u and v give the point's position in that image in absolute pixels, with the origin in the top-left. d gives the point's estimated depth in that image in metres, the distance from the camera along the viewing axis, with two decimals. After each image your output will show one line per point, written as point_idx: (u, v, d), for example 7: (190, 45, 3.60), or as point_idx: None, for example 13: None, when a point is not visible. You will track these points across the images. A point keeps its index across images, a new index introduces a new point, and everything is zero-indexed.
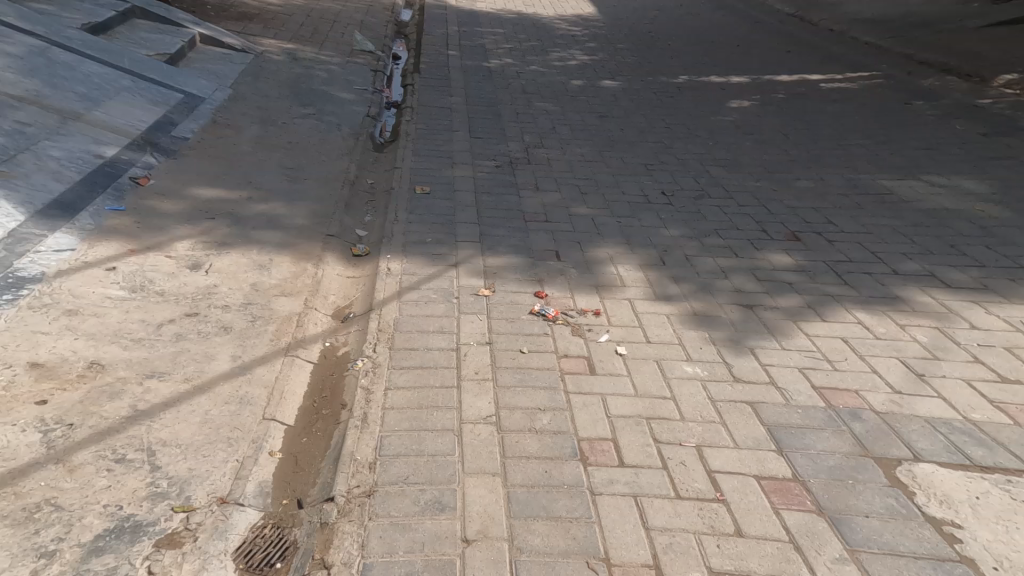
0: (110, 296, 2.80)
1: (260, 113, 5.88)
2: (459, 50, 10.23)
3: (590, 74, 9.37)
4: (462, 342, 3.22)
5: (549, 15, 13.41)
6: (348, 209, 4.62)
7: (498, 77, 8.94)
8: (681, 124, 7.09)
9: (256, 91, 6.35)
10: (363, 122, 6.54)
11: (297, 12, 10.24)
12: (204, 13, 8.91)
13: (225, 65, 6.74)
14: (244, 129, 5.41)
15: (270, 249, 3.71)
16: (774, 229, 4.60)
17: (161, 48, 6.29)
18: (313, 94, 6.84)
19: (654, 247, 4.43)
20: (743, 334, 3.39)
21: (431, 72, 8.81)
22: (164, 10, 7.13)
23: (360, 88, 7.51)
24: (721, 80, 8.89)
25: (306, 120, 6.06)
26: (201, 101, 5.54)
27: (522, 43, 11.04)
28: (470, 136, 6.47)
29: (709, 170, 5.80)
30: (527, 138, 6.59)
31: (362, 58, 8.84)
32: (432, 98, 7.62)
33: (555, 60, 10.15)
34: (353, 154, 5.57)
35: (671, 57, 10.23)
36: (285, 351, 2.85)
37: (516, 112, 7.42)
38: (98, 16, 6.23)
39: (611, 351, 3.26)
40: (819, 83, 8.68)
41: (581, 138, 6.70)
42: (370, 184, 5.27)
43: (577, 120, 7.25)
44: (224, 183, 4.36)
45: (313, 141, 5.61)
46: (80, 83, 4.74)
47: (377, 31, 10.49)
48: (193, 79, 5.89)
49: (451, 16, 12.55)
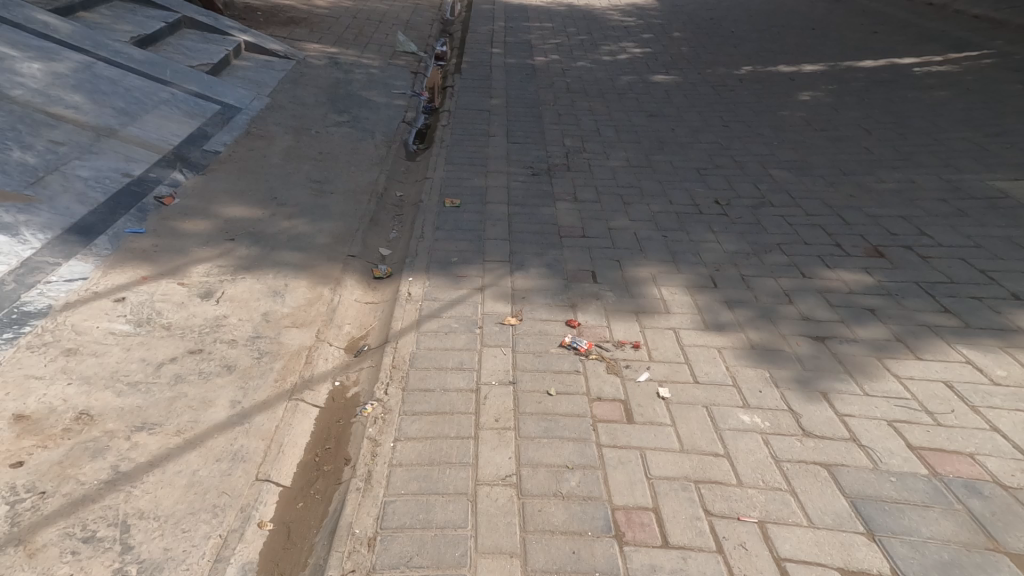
0: (113, 331, 2.70)
1: (295, 121, 5.76)
2: (502, 47, 9.88)
3: (641, 68, 8.79)
4: (482, 382, 2.89)
5: (598, 6, 12.81)
6: (373, 227, 4.42)
7: (542, 75, 8.54)
8: (740, 122, 6.46)
9: (293, 98, 6.25)
10: (398, 128, 6.31)
11: (342, 15, 10.17)
12: (252, 19, 8.95)
13: (266, 72, 6.67)
14: (277, 138, 5.26)
15: (288, 274, 3.54)
16: (850, 243, 3.99)
17: (204, 57, 6.27)
18: (350, 99, 6.68)
19: (703, 265, 3.90)
20: (813, 374, 2.80)
21: (473, 73, 8.52)
22: (211, 19, 7.15)
23: (398, 92, 7.31)
24: (788, 69, 8.10)
25: (340, 128, 5.89)
26: (238, 112, 5.40)
27: (569, 37, 10.55)
28: (508, 141, 6.13)
29: (772, 174, 5.20)
30: (568, 141, 6.18)
31: (404, 60, 8.66)
32: (471, 100, 7.32)
33: (603, 54, 9.64)
34: (384, 165, 5.37)
35: (731, 46, 9.46)
36: (289, 394, 2.67)
37: (558, 113, 7.02)
38: (146, 26, 6.27)
39: (651, 394, 2.76)
40: (903, 70, 7.74)
41: (627, 140, 6.22)
42: (399, 196, 5.06)
43: (624, 121, 6.76)
44: (251, 198, 4.20)
45: (345, 151, 5.44)
46: (121, 98, 4.70)
47: (420, 31, 10.30)
48: (232, 88, 5.81)
49: (496, 12, 12.19)
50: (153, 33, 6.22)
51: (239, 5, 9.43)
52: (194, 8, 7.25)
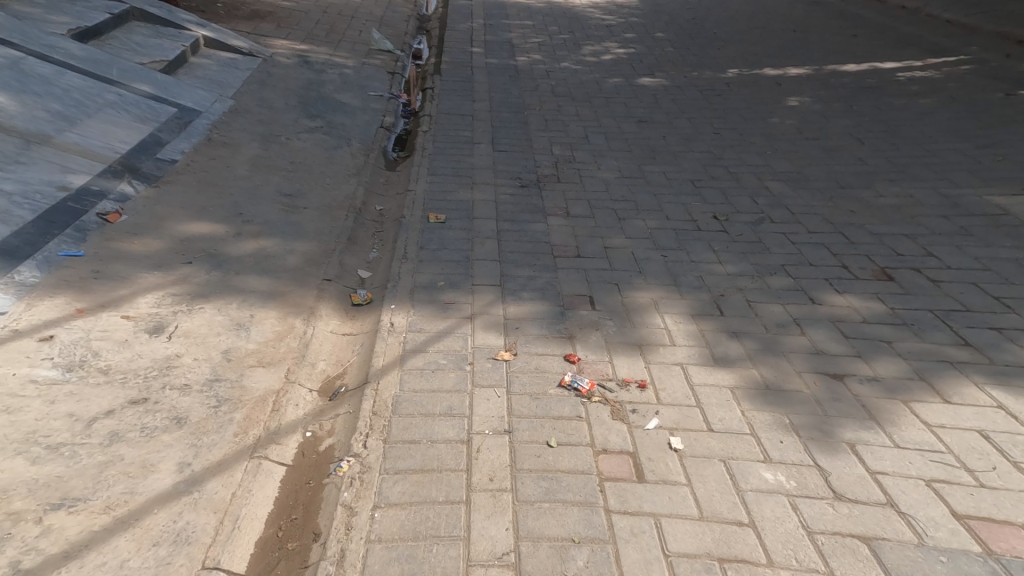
0: (34, 380, 2.31)
1: (262, 127, 5.37)
2: (484, 46, 9.55)
3: (626, 71, 8.56)
4: (473, 431, 2.58)
5: (581, 4, 12.54)
6: (351, 246, 4.08)
7: (525, 77, 8.24)
8: (732, 129, 6.25)
9: (260, 101, 5.84)
10: (376, 134, 5.95)
11: (313, 10, 9.70)
12: (214, 13, 8.42)
13: (229, 71, 6.24)
14: (242, 146, 4.88)
15: (253, 302, 3.16)
16: (857, 264, 3.78)
17: (159, 54, 5.82)
18: (323, 102, 6.29)
19: (706, 289, 3.64)
20: (831, 420, 2.57)
21: (453, 73, 8.17)
22: (165, 11, 6.67)
23: (375, 94, 6.93)
24: (777, 74, 7.95)
25: (313, 134, 5.52)
26: (196, 115, 5.03)
27: (552, 36, 10.26)
28: (493, 149, 5.83)
29: (769, 186, 4.98)
30: (556, 149, 5.90)
31: (380, 59, 8.27)
32: (453, 103, 6.99)
33: (587, 55, 9.37)
34: (361, 176, 5.02)
35: (717, 49, 9.29)
36: (250, 451, 2.32)
37: (545, 118, 6.73)
38: (92, 20, 5.76)
39: (662, 444, 2.51)
40: (890, 75, 7.67)
41: (618, 148, 5.96)
42: (379, 210, 4.73)
43: (613, 127, 6.50)
44: (212, 214, 3.81)
45: (318, 161, 5.07)
46: (58, 100, 4.27)
47: (397, 27, 9.89)
48: (190, 89, 5.39)
49: (476, 8, 11.83)
50: (99, 27, 5.71)
51: None
52: (146, 0, 6.74)
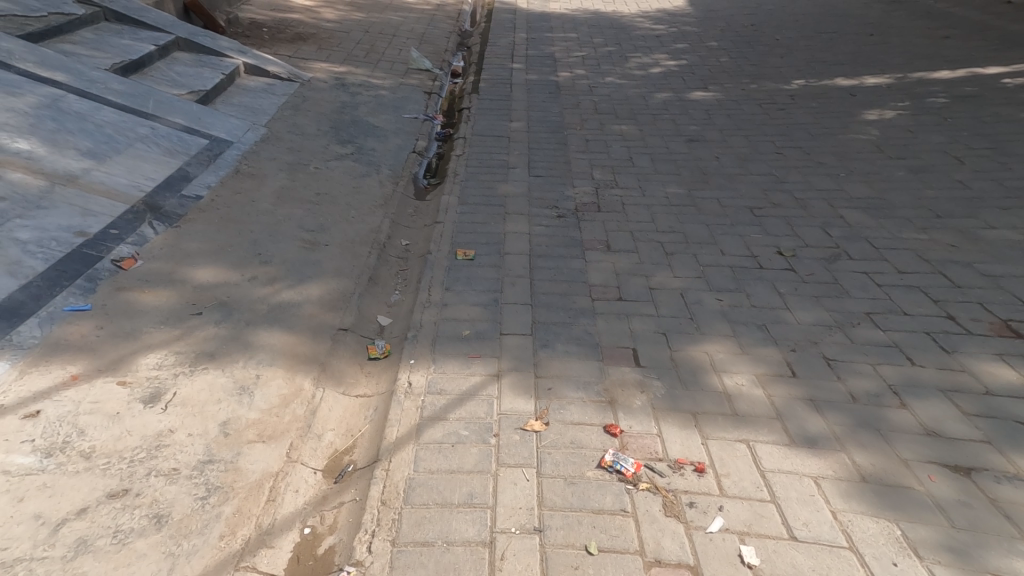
0: (9, 470, 2.09)
1: (292, 155, 5.20)
2: (524, 61, 9.25)
3: (675, 84, 8.05)
4: (497, 529, 2.18)
5: (626, 13, 12.08)
6: (372, 287, 3.81)
7: (567, 94, 7.87)
8: (797, 148, 5.73)
9: (292, 128, 5.70)
10: (407, 159, 5.71)
11: (353, 30, 9.66)
12: (256, 37, 8.46)
13: (264, 98, 6.16)
14: (269, 177, 4.70)
15: (261, 359, 2.90)
16: (966, 316, 3.17)
17: (196, 84, 5.78)
18: (356, 126, 6.11)
19: (774, 340, 3.11)
20: (976, 541, 2.08)
21: (492, 91, 7.89)
22: (209, 39, 6.70)
23: (409, 116, 6.72)
24: (844, 84, 7.27)
25: (342, 161, 5.32)
26: (228, 146, 4.91)
27: (596, 49, 9.85)
28: (530, 174, 5.48)
29: (843, 215, 4.41)
30: (598, 173, 5.51)
31: (418, 78, 8.08)
32: (490, 124, 6.70)
33: (634, 67, 8.92)
34: (389, 207, 4.76)
35: (775, 58, 8.65)
36: (236, 559, 2.03)
37: (585, 138, 6.33)
38: (134, 51, 5.78)
39: (732, 556, 2.07)
40: (992, 83, 6.89)
41: (666, 172, 5.50)
42: (405, 244, 4.45)
43: (660, 147, 6.05)
44: (228, 257, 3.61)
45: (346, 190, 4.84)
46: (89, 137, 4.19)
47: (436, 45, 9.72)
48: (224, 118, 5.30)
49: (518, 22, 11.56)
50: (140, 58, 5.71)
51: (244, 21, 8.94)
52: (188, 27, 6.76)
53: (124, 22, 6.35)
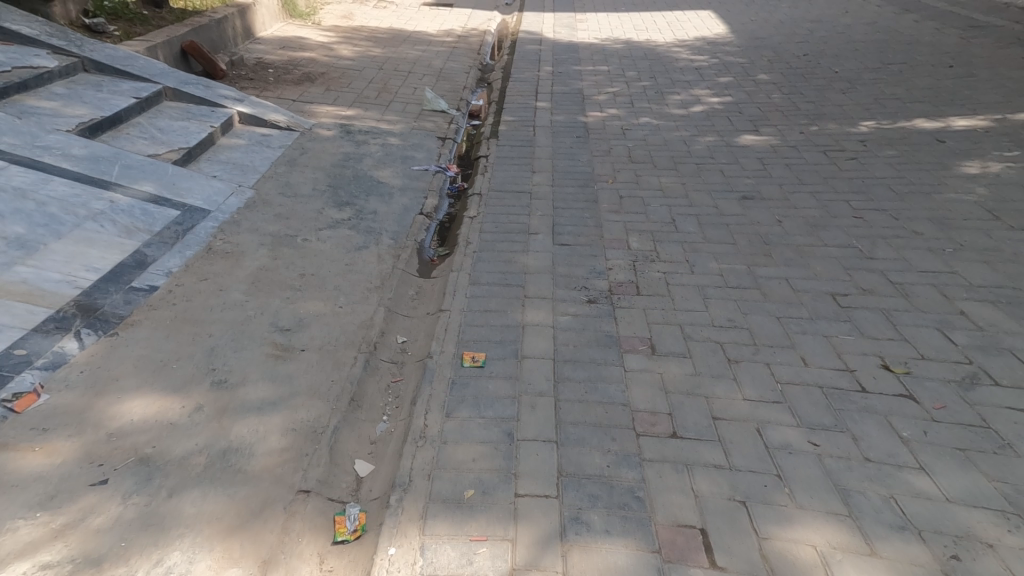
0: None
1: (279, 226, 4.63)
2: (549, 98, 8.56)
3: (721, 126, 7.31)
4: None
5: (661, 43, 11.32)
6: (354, 412, 3.04)
7: (596, 137, 7.10)
8: (879, 210, 4.98)
9: (282, 189, 5.16)
10: (413, 222, 5.03)
11: (368, 68, 9.16)
12: (262, 79, 8.00)
13: (256, 152, 5.66)
14: (246, 256, 4.14)
15: (173, 565, 2.15)
16: None
17: (179, 140, 5.25)
18: (357, 183, 5.51)
19: (916, 533, 2.23)
20: None
21: (513, 135, 7.17)
22: (202, 87, 6.23)
23: (419, 168, 6.05)
24: (922, 136, 6.41)
25: (336, 231, 4.72)
26: (202, 217, 4.38)
27: (629, 84, 9.08)
28: (553, 243, 4.82)
29: (965, 310, 3.52)
30: (635, 241, 4.82)
31: (433, 121, 7.44)
32: (509, 176, 5.98)
33: (673, 105, 8.14)
34: (385, 290, 4.12)
35: (835, 96, 7.94)
36: None
37: (619, 194, 5.66)
38: (112, 106, 5.28)
39: None
40: None
41: (718, 241, 4.75)
42: (400, 341, 3.74)
43: (708, 207, 5.33)
44: (168, 378, 2.94)
45: (337, 270, 4.23)
46: (24, 220, 3.64)
47: (455, 82, 9.13)
48: (203, 181, 4.79)
49: (545, 54, 10.91)
50: (118, 113, 5.21)
51: (252, 62, 8.54)
52: (179, 74, 6.30)
53: (107, 72, 5.88)
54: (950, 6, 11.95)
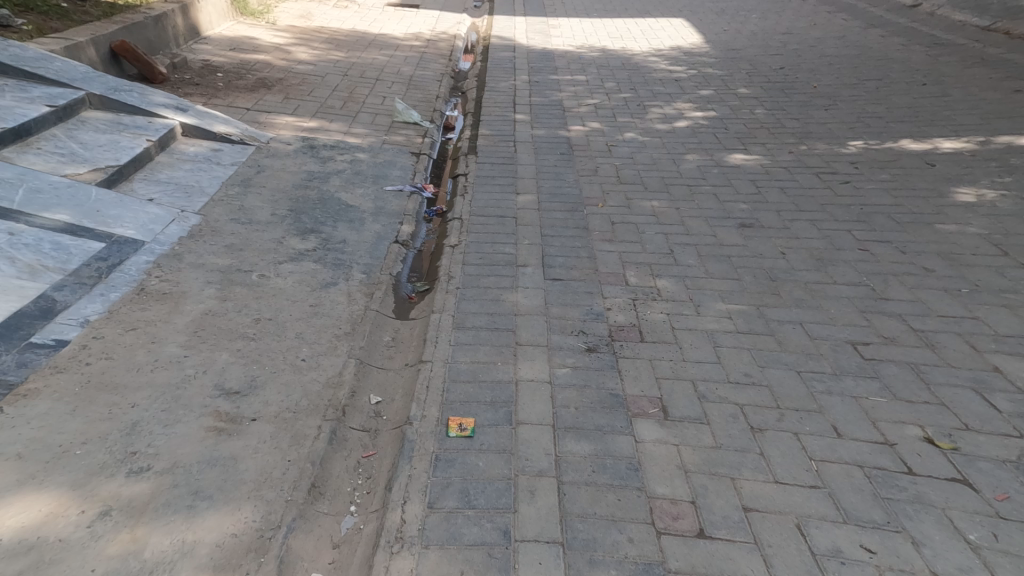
0: None
1: (228, 258, 4.06)
2: (527, 110, 8.15)
3: (708, 143, 7.01)
4: None
5: (637, 53, 11.05)
6: (313, 505, 2.48)
7: (580, 154, 6.70)
8: (884, 241, 4.69)
9: (235, 216, 4.60)
10: (388, 251, 4.57)
11: (331, 73, 8.55)
12: (211, 84, 7.32)
13: (204, 170, 5.16)
14: (189, 298, 3.51)
15: None
16: None
17: (106, 156, 4.66)
18: (322, 208, 5.00)
19: None
20: None
21: (492, 151, 6.71)
22: (137, 95, 5.65)
23: (393, 189, 5.57)
24: (914, 158, 6.23)
25: (299, 264, 4.18)
26: (133, 251, 3.78)
27: (609, 96, 8.74)
28: (545, 277, 4.43)
29: (999, 367, 3.30)
30: (632, 275, 4.47)
31: (404, 134, 6.92)
32: (491, 199, 5.58)
33: (655, 119, 7.83)
34: (356, 337, 3.56)
35: (818, 113, 7.78)
36: None
37: (610, 220, 5.29)
38: (18, 116, 4.63)
39: None
40: None
41: (720, 276, 4.41)
42: (374, 403, 3.16)
43: (706, 235, 4.99)
44: (64, 470, 2.32)
45: (299, 314, 3.66)
46: None
47: (426, 90, 8.62)
48: (136, 208, 4.22)
49: (519, 61, 10.50)
50: (25, 125, 4.58)
51: (199, 65, 7.84)
52: (106, 80, 5.67)
53: (11, 75, 5.19)
54: (914, 22, 12.10)
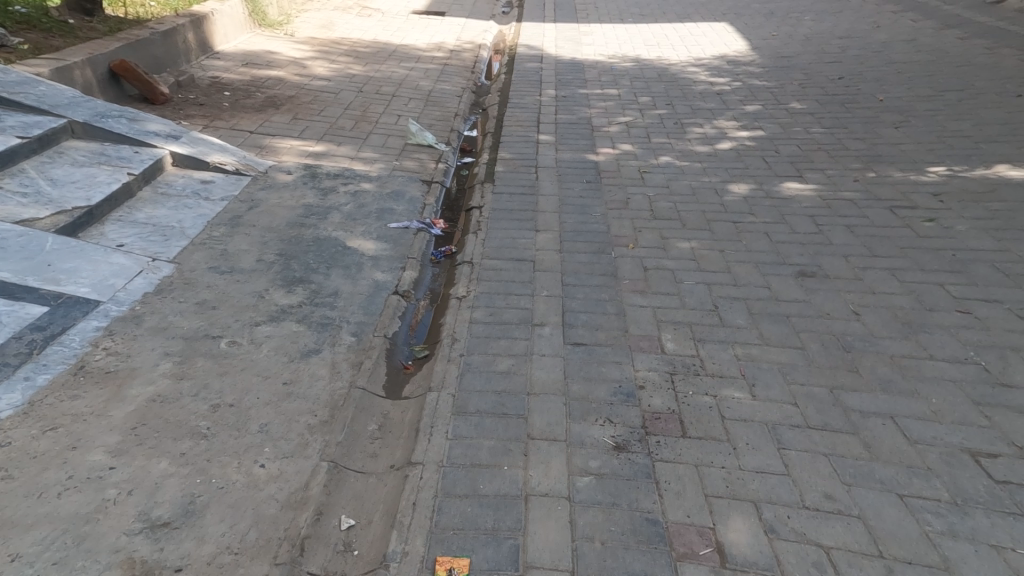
0: None
1: (195, 318, 3.51)
2: (553, 128, 7.46)
3: (757, 168, 6.18)
4: None
5: (675, 62, 10.25)
6: None
7: (609, 182, 5.96)
8: (993, 302, 3.82)
9: (213, 262, 4.05)
10: (385, 307, 3.97)
11: (345, 90, 8.05)
12: (215, 104, 6.89)
13: (188, 206, 4.63)
14: (134, 379, 3.00)
15: None
16: None
17: (75, 196, 4.18)
18: (316, 250, 4.41)
19: None
20: None
21: (511, 178, 6.03)
22: (125, 123, 5.19)
23: (398, 225, 4.96)
24: (1010, 193, 5.30)
25: (279, 325, 3.59)
26: (82, 316, 3.31)
27: (643, 112, 7.98)
28: (565, 340, 3.71)
29: None
30: (670, 339, 3.69)
31: (417, 159, 6.33)
32: (507, 237, 4.90)
33: (695, 139, 7.04)
34: (332, 432, 2.95)
35: (887, 131, 6.83)
36: None
37: (643, 264, 4.54)
38: None
39: None
40: None
41: (780, 342, 3.58)
42: (345, 528, 2.59)
43: (758, 286, 4.18)
44: None
45: (266, 396, 3.07)
46: None
47: (446, 107, 8.03)
48: (98, 259, 3.75)
49: (547, 73, 9.82)
50: None
51: (206, 82, 7.44)
52: (94, 105, 5.24)
53: None
54: (997, 22, 10.97)
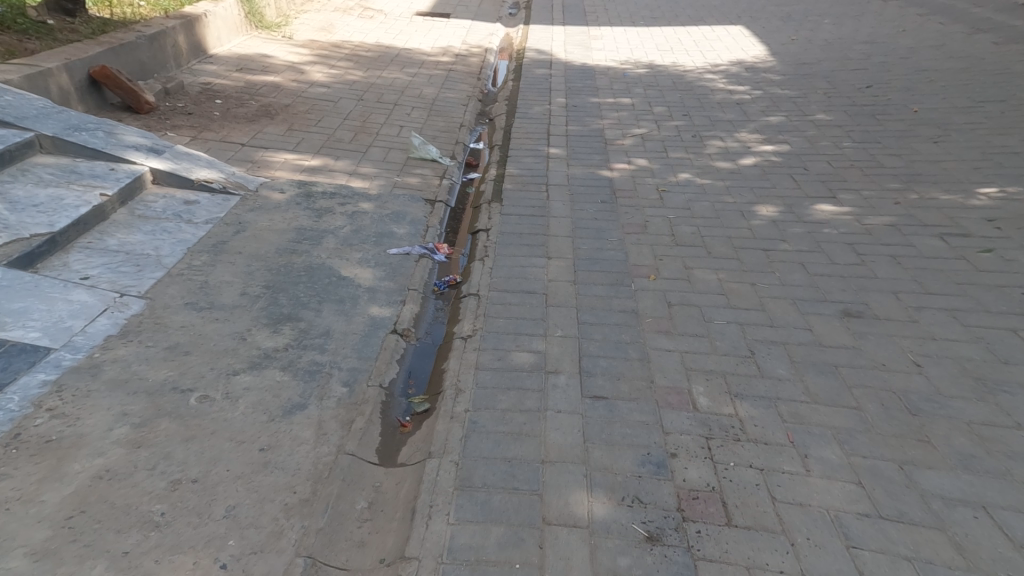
0: None
1: (160, 366, 3.06)
2: (564, 140, 7.01)
3: (787, 188, 5.69)
4: None
5: (691, 68, 9.75)
6: None
7: (626, 202, 5.50)
8: None
9: (189, 296, 3.62)
10: (381, 350, 3.52)
11: (345, 98, 7.63)
12: (205, 114, 6.49)
13: (167, 230, 4.22)
14: (80, 450, 2.56)
15: None
16: None
17: (36, 222, 3.76)
18: (305, 280, 3.98)
19: None
20: None
21: (520, 197, 5.58)
22: (101, 137, 4.79)
23: (398, 250, 4.52)
24: None
25: (259, 374, 3.15)
26: (28, 368, 2.88)
27: (660, 123, 7.51)
28: (584, 393, 3.24)
29: None
30: (704, 393, 3.21)
31: (419, 174, 5.89)
32: (518, 266, 4.44)
33: (716, 153, 6.56)
34: (312, 517, 2.50)
35: (926, 147, 6.32)
36: None
37: (668, 299, 4.07)
38: None
39: None
40: None
41: (832, 402, 3.11)
42: None
43: (801, 329, 3.69)
44: None
45: (235, 469, 2.61)
46: None
47: (450, 117, 7.59)
48: (57, 297, 3.34)
49: (556, 79, 9.36)
50: None
51: (196, 90, 7.05)
52: (67, 117, 4.85)
53: None
54: None
